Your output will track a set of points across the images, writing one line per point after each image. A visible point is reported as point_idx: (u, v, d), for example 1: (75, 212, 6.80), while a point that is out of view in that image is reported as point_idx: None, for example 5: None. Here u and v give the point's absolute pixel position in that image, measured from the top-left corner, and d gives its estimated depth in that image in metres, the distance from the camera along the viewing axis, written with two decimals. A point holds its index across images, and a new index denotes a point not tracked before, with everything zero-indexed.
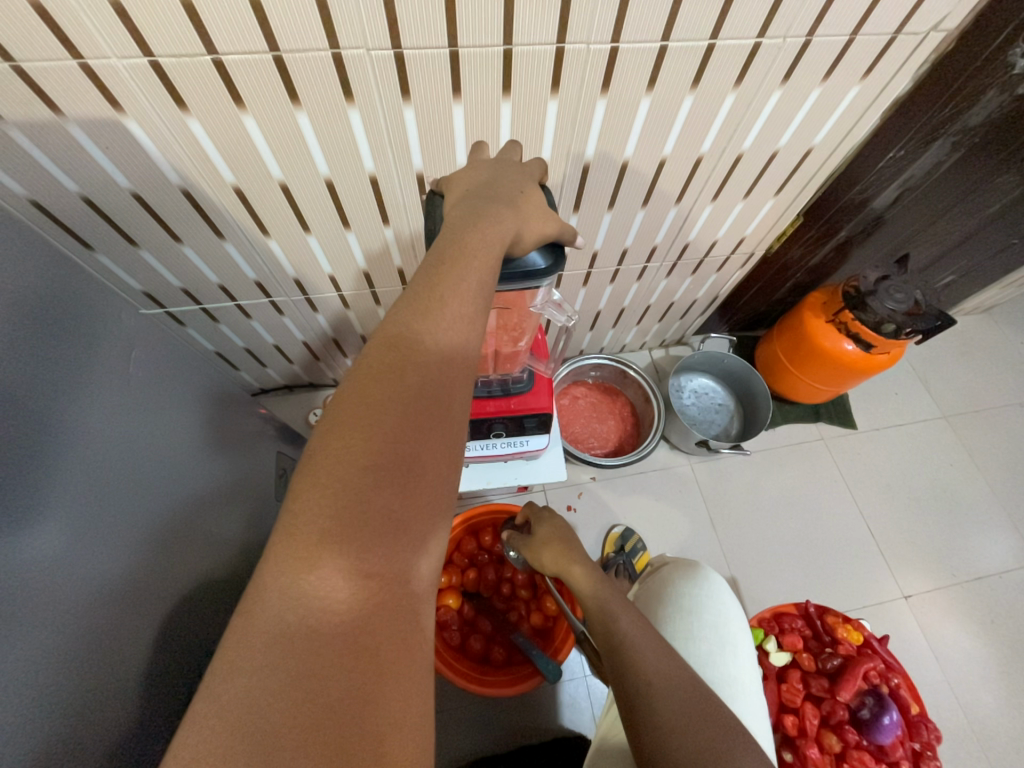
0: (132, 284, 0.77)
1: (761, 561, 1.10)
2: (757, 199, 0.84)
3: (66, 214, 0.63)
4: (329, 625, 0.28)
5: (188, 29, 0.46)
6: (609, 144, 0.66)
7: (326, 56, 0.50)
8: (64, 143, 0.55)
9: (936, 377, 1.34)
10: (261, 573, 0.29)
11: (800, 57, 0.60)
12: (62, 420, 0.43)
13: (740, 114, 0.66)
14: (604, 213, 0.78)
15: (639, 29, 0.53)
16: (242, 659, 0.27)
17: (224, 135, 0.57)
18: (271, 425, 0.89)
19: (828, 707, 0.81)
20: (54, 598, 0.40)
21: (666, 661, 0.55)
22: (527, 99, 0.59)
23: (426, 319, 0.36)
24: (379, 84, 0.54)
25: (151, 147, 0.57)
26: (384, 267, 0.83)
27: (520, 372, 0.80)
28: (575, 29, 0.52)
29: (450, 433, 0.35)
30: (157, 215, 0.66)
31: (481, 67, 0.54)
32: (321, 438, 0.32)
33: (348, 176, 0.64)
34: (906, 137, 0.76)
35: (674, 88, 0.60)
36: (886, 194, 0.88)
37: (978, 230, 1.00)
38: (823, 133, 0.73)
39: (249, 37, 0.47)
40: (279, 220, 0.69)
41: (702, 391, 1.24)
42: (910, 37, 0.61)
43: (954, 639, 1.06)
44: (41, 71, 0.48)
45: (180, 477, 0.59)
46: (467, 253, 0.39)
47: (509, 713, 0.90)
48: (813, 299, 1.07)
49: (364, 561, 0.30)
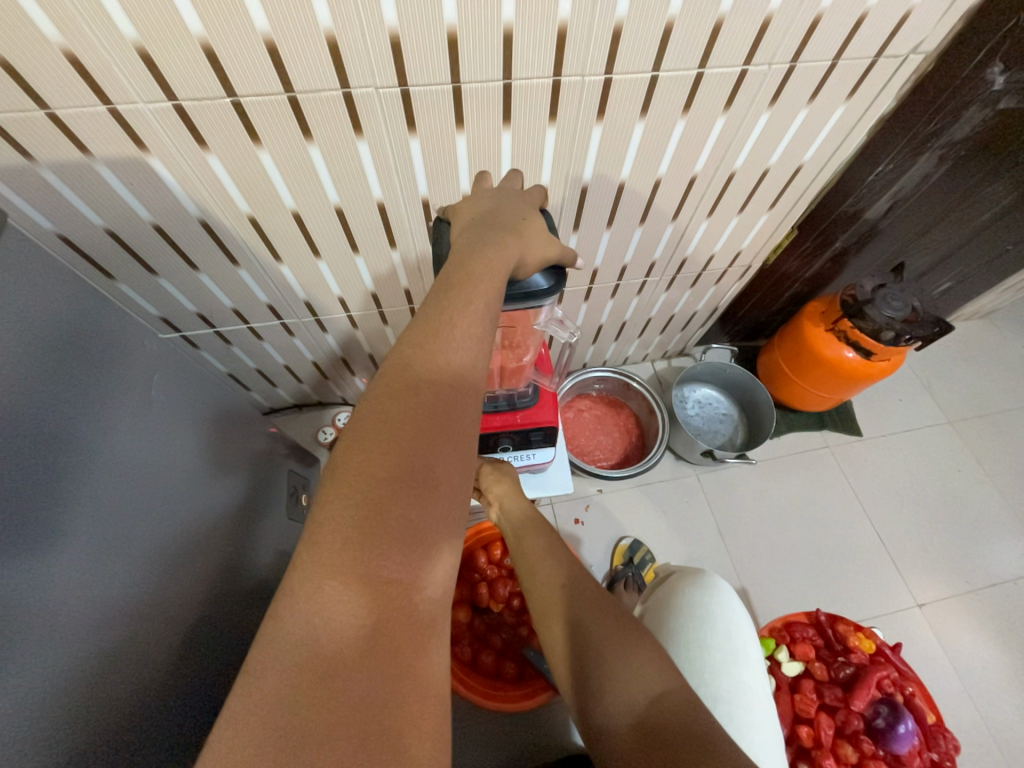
0: (150, 310, 0.80)
1: (772, 571, 1.10)
2: (751, 214, 0.86)
3: (90, 246, 0.67)
4: (350, 631, 0.30)
5: (210, 74, 0.50)
6: (606, 167, 0.69)
7: (337, 95, 0.54)
8: (91, 181, 0.58)
9: (939, 383, 1.35)
10: (287, 581, 0.31)
11: (786, 81, 0.63)
12: (86, 442, 0.45)
13: (731, 135, 0.69)
14: (603, 232, 0.81)
15: (631, 61, 0.56)
16: (272, 663, 0.28)
17: (240, 169, 0.60)
18: (282, 444, 0.91)
19: (842, 717, 0.80)
20: (79, 614, 0.42)
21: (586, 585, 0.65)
22: (526, 128, 0.62)
23: (438, 339, 0.38)
24: (386, 118, 0.57)
25: (172, 181, 0.60)
26: (391, 288, 0.85)
27: (526, 387, 0.82)
28: (570, 63, 0.55)
29: (462, 443, 0.37)
30: (176, 244, 0.69)
31: (483, 100, 0.57)
32: (342, 452, 0.34)
33: (357, 204, 0.67)
34: (894, 151, 0.79)
35: (667, 113, 0.63)
36: (878, 205, 0.90)
37: (971, 238, 1.02)
38: (812, 151, 0.76)
39: (266, 79, 0.51)
40: (291, 247, 0.72)
41: (705, 401, 1.25)
42: (890, 59, 0.64)
43: (971, 647, 1.04)
44: (73, 117, 0.52)
45: (196, 497, 0.60)
46: (475, 276, 0.42)
47: (521, 729, 0.89)
48: (812, 308, 1.09)
49: (384, 568, 0.32)
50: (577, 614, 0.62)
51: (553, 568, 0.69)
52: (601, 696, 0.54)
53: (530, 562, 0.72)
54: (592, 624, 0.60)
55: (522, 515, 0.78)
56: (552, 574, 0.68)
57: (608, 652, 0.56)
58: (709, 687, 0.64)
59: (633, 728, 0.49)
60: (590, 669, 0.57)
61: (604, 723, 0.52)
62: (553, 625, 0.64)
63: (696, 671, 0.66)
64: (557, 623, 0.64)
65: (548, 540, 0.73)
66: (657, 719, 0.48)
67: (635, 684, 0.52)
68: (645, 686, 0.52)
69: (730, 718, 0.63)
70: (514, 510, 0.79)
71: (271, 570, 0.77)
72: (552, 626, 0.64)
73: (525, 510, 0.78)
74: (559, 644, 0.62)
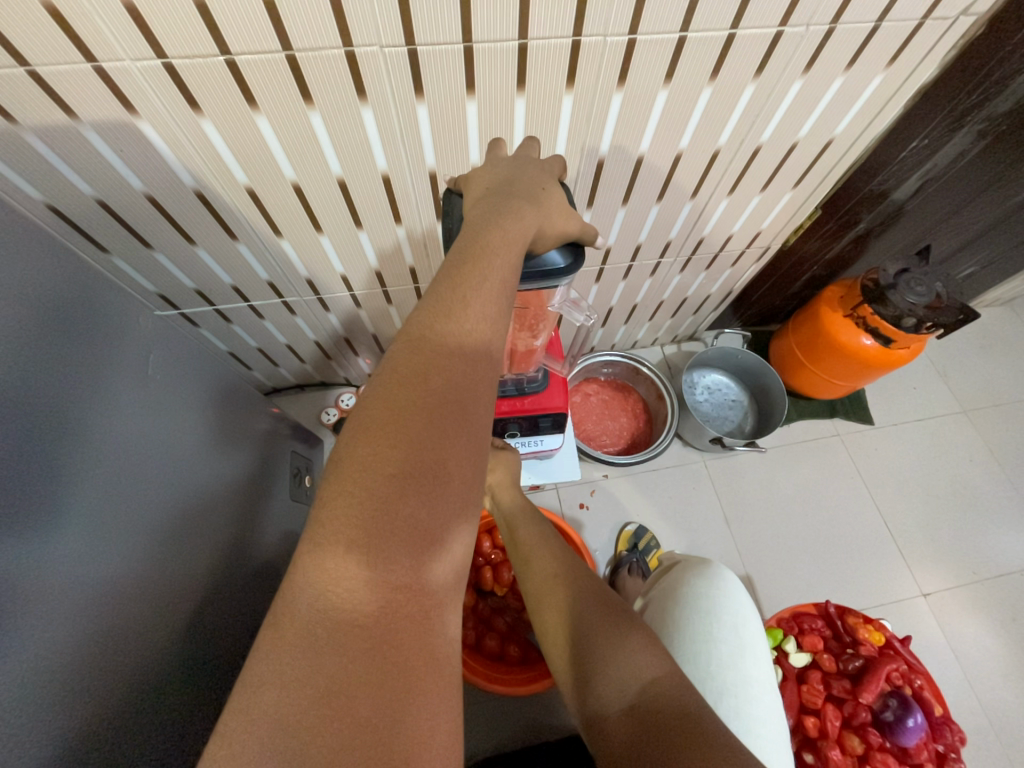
0: (147, 286, 0.77)
1: (777, 558, 1.09)
2: (774, 192, 0.82)
3: (82, 217, 0.63)
4: (355, 638, 0.28)
5: (202, 30, 0.46)
6: (624, 138, 0.65)
7: (339, 55, 0.50)
8: (80, 147, 0.55)
9: (955, 372, 1.31)
10: (288, 586, 0.29)
11: (824, 45, 0.59)
12: (81, 425, 0.44)
13: (760, 106, 0.65)
14: (618, 208, 0.77)
15: (658, 21, 0.52)
16: (271, 674, 0.26)
17: (237, 134, 0.56)
18: (285, 425, 0.90)
19: (850, 708, 0.80)
20: (79, 598, 0.41)
21: (578, 579, 0.64)
22: (543, 94, 0.58)
23: (449, 319, 0.36)
24: (392, 81, 0.54)
25: (165, 149, 0.57)
26: (396, 266, 0.82)
27: (535, 372, 0.80)
28: (591, 21, 0.51)
29: (473, 433, 0.34)
30: (171, 217, 0.66)
31: (496, 62, 0.53)
32: (348, 444, 0.32)
33: (361, 176, 0.64)
34: (929, 127, 0.74)
35: (693, 79, 0.59)
36: (908, 185, 0.85)
37: (1003, 219, 0.97)
38: (845, 123, 0.71)
39: (262, 37, 0.47)
40: (291, 221, 0.69)
41: (715, 387, 1.22)
42: (938, 22, 0.59)
43: (974, 636, 1.04)
44: (56, 76, 0.48)
45: (196, 478, 0.59)
46: (489, 250, 0.39)
47: (523, 708, 0.90)
48: (831, 293, 1.05)
49: (391, 571, 0.30)
50: (574, 602, 0.61)
51: (548, 556, 0.68)
52: (596, 684, 0.53)
53: (523, 553, 0.71)
54: (589, 612, 0.59)
55: (515, 505, 0.78)
56: (547, 566, 0.67)
57: (603, 640, 0.55)
58: (715, 680, 0.64)
59: (627, 715, 0.48)
60: (584, 658, 0.56)
61: (600, 711, 0.51)
62: (550, 615, 0.63)
63: (701, 665, 0.65)
64: (554, 613, 0.63)
65: (541, 532, 0.73)
66: (652, 705, 0.47)
67: (630, 671, 0.51)
68: (638, 673, 0.50)
69: (736, 712, 0.62)
70: (507, 501, 0.79)
71: (275, 553, 0.76)
72: (549, 616, 0.63)
73: (518, 501, 0.78)
74: (556, 633, 0.61)
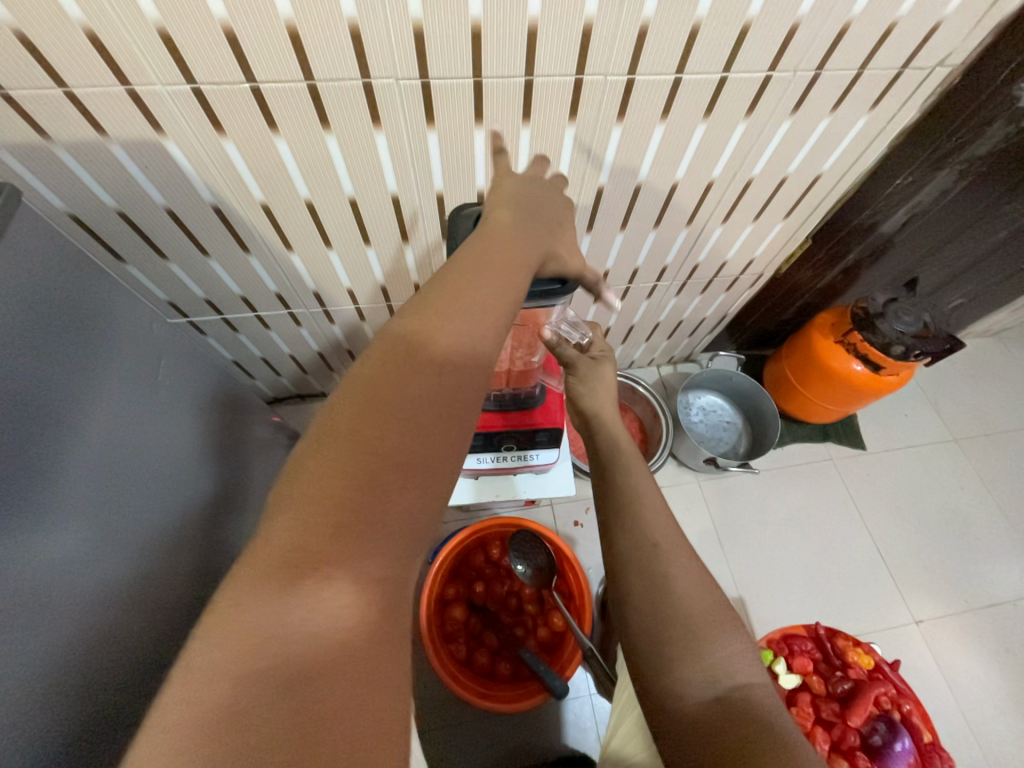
0: (159, 294, 0.79)
1: (770, 580, 1.10)
2: (766, 223, 0.86)
3: (101, 226, 0.66)
4: (319, 593, 0.30)
5: (230, 59, 0.49)
6: (623, 168, 0.68)
7: (357, 85, 0.53)
8: (106, 161, 0.58)
9: (946, 400, 1.34)
10: (269, 530, 0.32)
11: (811, 88, 0.63)
12: (91, 425, 0.45)
13: (750, 143, 0.69)
14: (617, 233, 0.80)
15: (655, 64, 0.56)
16: (241, 606, 0.29)
17: (256, 154, 0.59)
18: (284, 434, 0.91)
19: (839, 732, 0.78)
20: (76, 595, 0.42)
21: (679, 556, 0.55)
22: (546, 126, 0.61)
23: (449, 317, 0.38)
24: (405, 111, 0.57)
25: (188, 166, 0.60)
26: (402, 282, 0.85)
27: (533, 388, 0.82)
28: (593, 61, 0.55)
29: (455, 424, 0.36)
30: (190, 232, 0.69)
31: (503, 96, 0.57)
32: (341, 415, 0.34)
33: (371, 196, 0.67)
34: (912, 166, 0.78)
35: (688, 116, 0.63)
36: (895, 218, 0.89)
37: (988, 255, 1.01)
38: (832, 160, 0.75)
39: (286, 66, 0.50)
40: (303, 236, 0.72)
41: (710, 408, 1.25)
42: (916, 71, 0.63)
43: (968, 667, 1.04)
44: (89, 96, 0.51)
45: (196, 481, 0.60)
46: (492, 262, 0.41)
47: (512, 729, 0.89)
48: (822, 320, 1.08)
49: (361, 541, 0.32)
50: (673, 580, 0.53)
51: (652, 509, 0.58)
52: (676, 667, 0.48)
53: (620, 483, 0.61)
54: (689, 598, 0.51)
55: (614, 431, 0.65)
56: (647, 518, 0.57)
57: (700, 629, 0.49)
58: None
59: (706, 707, 0.45)
60: (669, 637, 0.50)
61: (672, 692, 0.48)
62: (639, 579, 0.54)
63: None
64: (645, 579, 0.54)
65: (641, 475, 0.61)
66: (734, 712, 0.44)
67: (721, 668, 0.47)
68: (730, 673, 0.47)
69: None
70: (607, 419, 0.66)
71: None
72: (633, 576, 0.55)
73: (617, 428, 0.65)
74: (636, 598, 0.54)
